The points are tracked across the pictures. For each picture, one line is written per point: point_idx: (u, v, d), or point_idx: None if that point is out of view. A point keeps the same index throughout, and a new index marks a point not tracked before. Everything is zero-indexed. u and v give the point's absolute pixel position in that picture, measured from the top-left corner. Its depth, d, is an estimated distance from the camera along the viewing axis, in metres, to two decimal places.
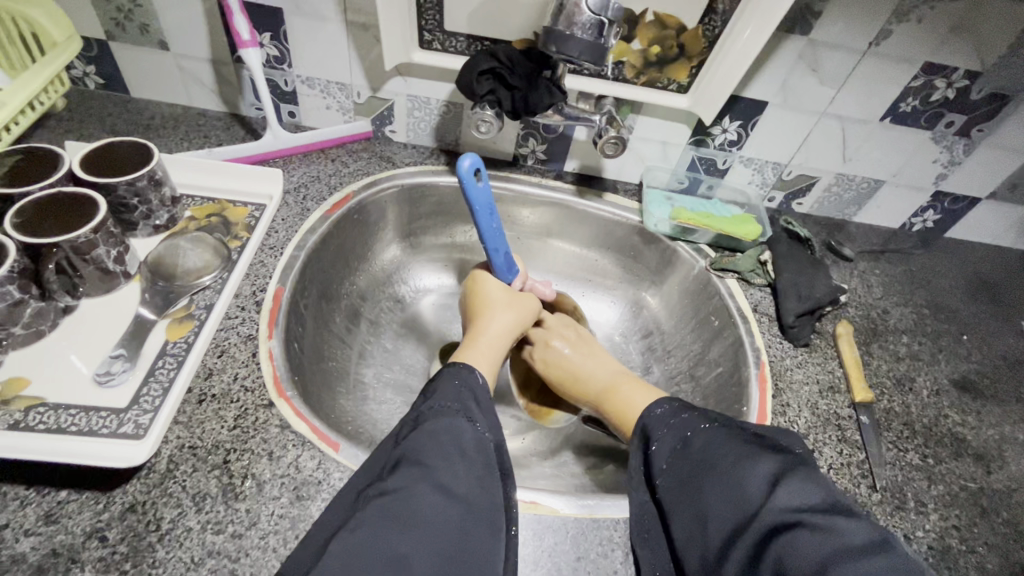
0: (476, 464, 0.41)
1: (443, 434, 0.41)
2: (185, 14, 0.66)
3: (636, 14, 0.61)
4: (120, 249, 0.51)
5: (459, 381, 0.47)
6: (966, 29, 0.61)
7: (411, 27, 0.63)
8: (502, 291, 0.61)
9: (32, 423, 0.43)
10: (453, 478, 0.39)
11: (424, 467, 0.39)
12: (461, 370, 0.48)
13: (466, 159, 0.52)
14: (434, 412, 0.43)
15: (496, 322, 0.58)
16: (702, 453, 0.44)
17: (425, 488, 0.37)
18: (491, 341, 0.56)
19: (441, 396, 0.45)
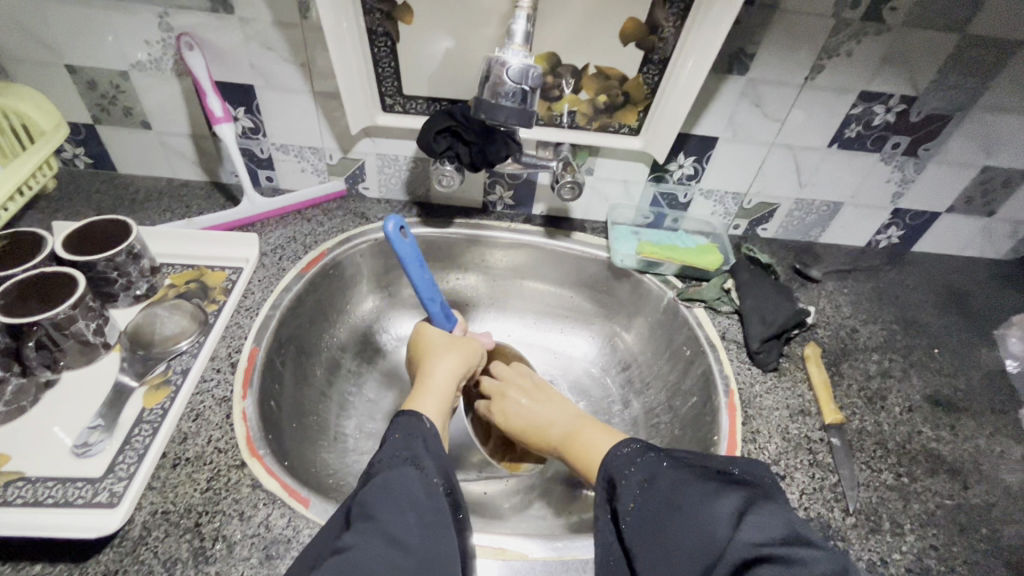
0: (427, 513, 0.42)
1: (394, 486, 0.43)
2: (164, 96, 0.70)
3: (580, 68, 0.65)
4: (99, 321, 0.54)
5: (408, 429, 0.48)
6: (894, 58, 0.64)
7: (373, 93, 0.67)
8: (445, 338, 0.64)
9: (11, 498, 0.45)
10: (404, 530, 0.40)
11: (374, 521, 0.40)
12: (410, 418, 0.49)
13: (389, 221, 0.63)
14: (384, 465, 0.45)
15: (441, 368, 0.60)
16: (665, 491, 0.43)
17: (375, 542, 0.38)
18: (437, 387, 0.58)
19: (391, 445, 0.47)
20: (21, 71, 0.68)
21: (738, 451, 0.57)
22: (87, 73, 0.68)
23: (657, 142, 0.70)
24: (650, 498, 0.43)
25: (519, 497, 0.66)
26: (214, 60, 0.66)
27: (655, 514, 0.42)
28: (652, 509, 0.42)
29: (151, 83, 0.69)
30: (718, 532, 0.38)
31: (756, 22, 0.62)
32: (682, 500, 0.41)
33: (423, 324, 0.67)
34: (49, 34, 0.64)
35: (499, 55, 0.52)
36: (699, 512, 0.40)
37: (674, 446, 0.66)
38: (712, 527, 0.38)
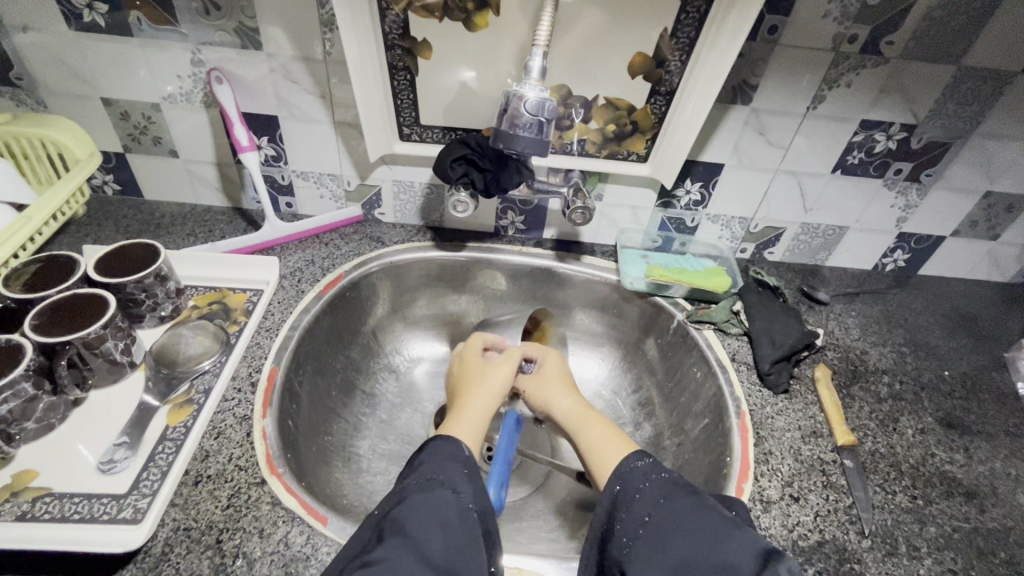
0: (459, 534, 0.42)
1: (428, 506, 0.43)
2: (193, 126, 0.74)
3: (589, 99, 0.68)
4: (126, 341, 0.56)
5: (439, 455, 0.48)
6: (894, 88, 0.67)
7: (391, 123, 0.70)
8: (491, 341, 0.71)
9: (38, 513, 0.46)
10: (435, 549, 0.41)
11: (406, 539, 0.41)
12: (444, 445, 0.49)
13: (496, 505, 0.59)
14: (420, 485, 0.45)
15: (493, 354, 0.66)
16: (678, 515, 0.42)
17: (406, 559, 0.39)
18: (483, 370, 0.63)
19: (425, 469, 0.47)
20: (59, 104, 0.71)
21: (751, 472, 0.57)
22: (121, 105, 0.72)
23: (664, 169, 0.72)
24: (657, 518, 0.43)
25: (531, 519, 0.66)
26: (242, 93, 0.70)
27: (665, 535, 0.41)
28: (666, 534, 0.41)
29: (181, 114, 0.73)
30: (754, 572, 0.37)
31: (759, 55, 0.64)
32: (696, 531, 0.41)
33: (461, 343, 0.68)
34: (88, 69, 0.68)
35: (516, 88, 0.54)
36: (727, 552, 0.39)
37: (686, 468, 0.66)
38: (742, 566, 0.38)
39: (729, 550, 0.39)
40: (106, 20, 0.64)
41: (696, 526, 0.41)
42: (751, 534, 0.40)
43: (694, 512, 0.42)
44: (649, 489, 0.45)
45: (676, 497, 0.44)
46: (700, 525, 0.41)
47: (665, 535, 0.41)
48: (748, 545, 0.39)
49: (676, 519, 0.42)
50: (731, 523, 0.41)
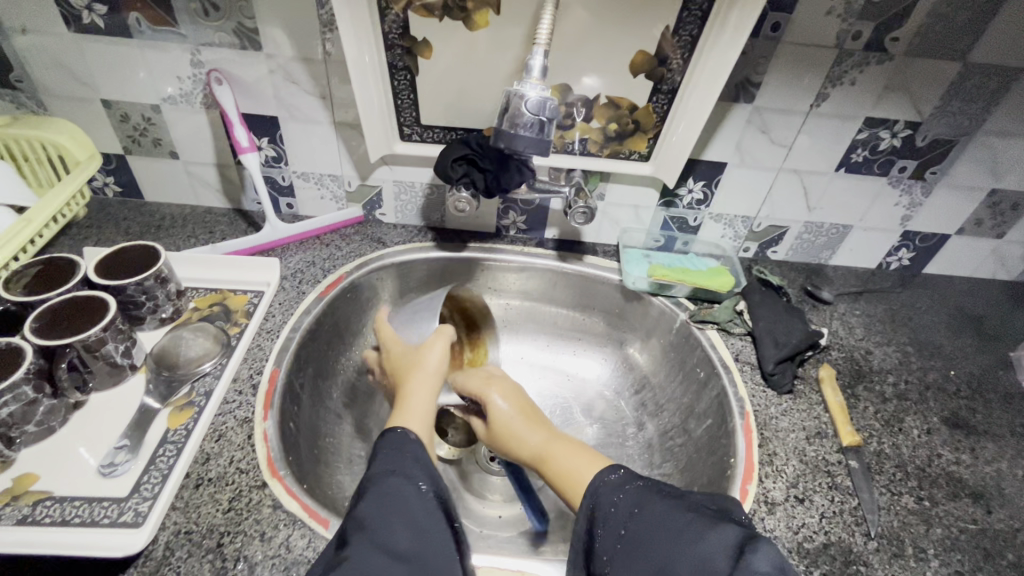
0: (420, 523, 0.42)
1: (388, 497, 0.43)
2: (193, 127, 0.74)
3: (591, 98, 0.67)
4: (127, 344, 0.56)
5: (392, 446, 0.48)
6: (898, 86, 0.66)
7: (392, 124, 0.70)
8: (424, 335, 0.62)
9: (38, 517, 0.46)
10: (399, 539, 0.41)
11: (370, 532, 0.41)
12: (400, 436, 0.49)
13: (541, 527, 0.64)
14: (381, 476, 0.45)
15: (432, 365, 0.59)
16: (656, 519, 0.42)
17: (370, 552, 0.39)
18: (416, 394, 0.56)
19: (384, 459, 0.47)
20: (59, 106, 0.71)
21: (755, 474, 0.57)
22: (121, 106, 0.71)
23: (666, 168, 0.72)
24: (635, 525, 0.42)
25: (534, 520, 0.66)
26: (242, 94, 0.70)
27: (643, 543, 0.41)
28: (643, 543, 0.41)
29: (181, 116, 0.72)
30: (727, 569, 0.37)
31: (762, 53, 0.64)
32: (671, 534, 0.40)
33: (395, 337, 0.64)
34: (88, 71, 0.68)
35: (517, 87, 0.53)
36: (698, 550, 0.38)
37: (690, 469, 0.65)
38: (714, 563, 0.37)
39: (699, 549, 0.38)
40: (105, 21, 0.63)
41: (670, 530, 0.40)
42: (722, 527, 0.39)
43: (666, 517, 0.41)
44: (623, 500, 0.45)
45: (649, 503, 0.43)
46: (675, 529, 0.40)
47: (642, 545, 0.41)
48: (719, 540, 0.38)
49: (655, 528, 0.41)
50: (699, 521, 0.40)
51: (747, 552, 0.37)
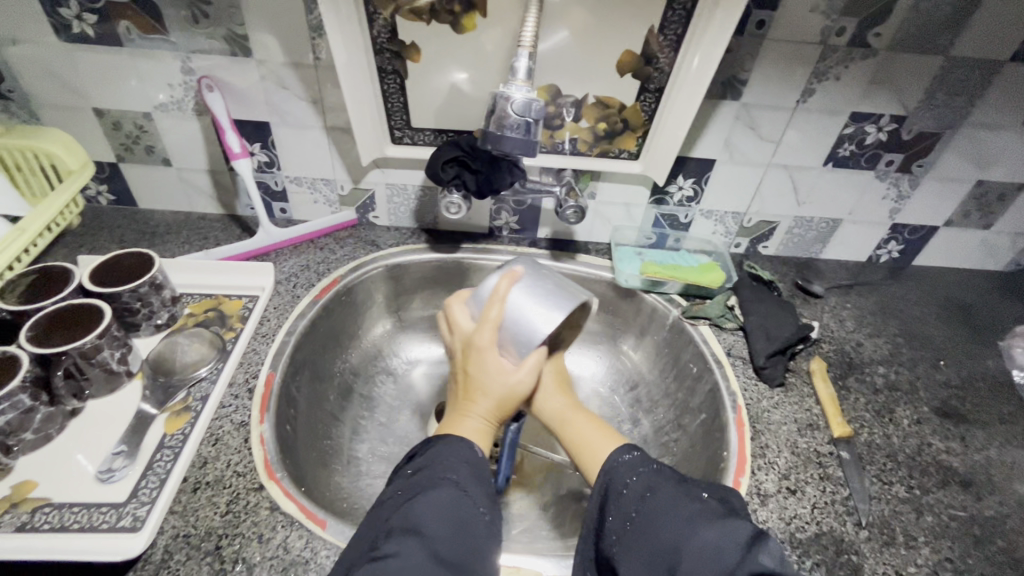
0: (468, 535, 0.42)
1: (443, 504, 0.43)
2: (185, 134, 0.74)
3: (579, 98, 0.68)
4: (123, 350, 0.56)
5: (452, 455, 0.48)
6: (883, 80, 0.67)
7: (382, 127, 0.70)
8: (524, 333, 0.52)
9: (38, 523, 0.46)
10: (446, 547, 0.41)
11: (419, 535, 0.41)
12: (455, 445, 0.49)
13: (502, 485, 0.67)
14: (427, 483, 0.45)
15: (515, 376, 0.52)
16: (664, 502, 0.42)
17: (416, 553, 0.39)
18: (484, 406, 0.52)
19: (433, 467, 0.46)
20: (51, 116, 0.72)
21: (747, 466, 0.57)
22: (113, 115, 0.72)
23: (656, 167, 0.72)
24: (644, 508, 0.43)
25: (531, 518, 0.66)
26: (234, 100, 0.70)
27: (652, 527, 0.41)
28: (649, 524, 0.42)
29: (173, 123, 0.73)
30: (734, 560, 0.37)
31: (747, 50, 0.65)
32: (679, 517, 0.41)
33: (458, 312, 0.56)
34: (79, 80, 0.68)
35: (504, 89, 0.54)
36: (704, 537, 0.39)
37: (684, 464, 0.66)
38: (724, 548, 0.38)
39: (708, 536, 0.39)
40: (95, 30, 0.64)
41: (678, 514, 0.41)
42: (736, 520, 0.40)
43: (675, 504, 0.42)
44: (635, 482, 0.45)
45: (660, 488, 0.44)
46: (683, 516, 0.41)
47: (650, 526, 0.42)
48: (731, 530, 0.39)
49: (662, 514, 0.42)
50: (714, 511, 0.41)
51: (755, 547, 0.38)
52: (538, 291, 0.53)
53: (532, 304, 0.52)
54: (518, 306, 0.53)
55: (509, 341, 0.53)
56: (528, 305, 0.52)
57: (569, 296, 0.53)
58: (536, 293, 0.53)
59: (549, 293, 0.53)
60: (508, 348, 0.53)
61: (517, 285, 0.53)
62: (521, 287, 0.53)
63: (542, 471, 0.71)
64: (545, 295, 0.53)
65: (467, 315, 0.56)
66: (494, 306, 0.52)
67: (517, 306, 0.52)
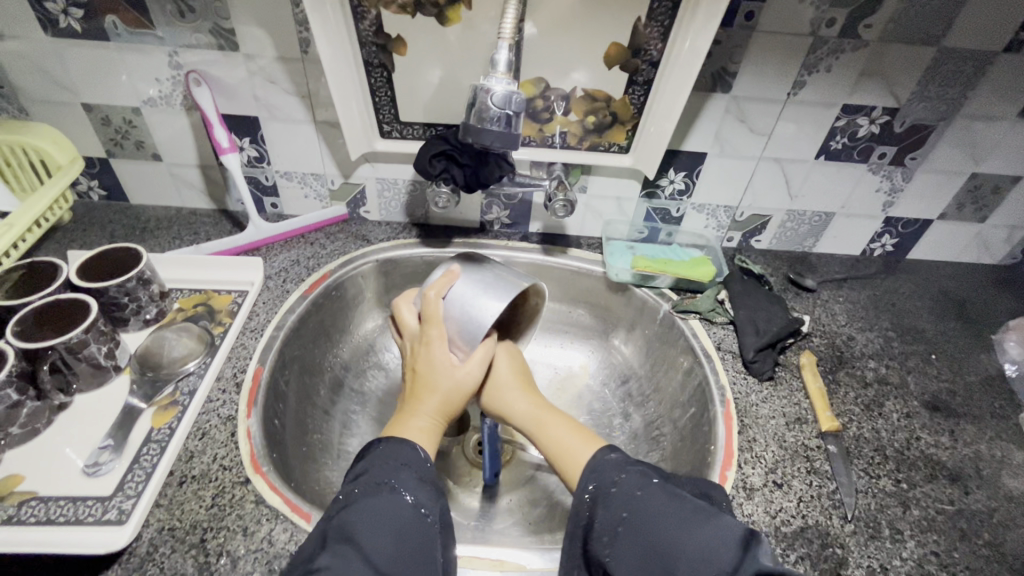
0: (409, 540, 0.42)
1: (383, 512, 0.43)
2: (175, 129, 0.74)
3: (567, 91, 0.67)
4: (110, 345, 0.56)
5: (392, 459, 0.48)
6: (875, 72, 0.66)
7: (371, 121, 0.70)
8: (467, 326, 0.53)
9: (24, 517, 0.46)
10: (384, 555, 0.41)
11: (359, 545, 0.40)
12: (398, 447, 0.48)
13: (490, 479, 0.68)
14: (366, 489, 0.45)
15: (462, 369, 0.53)
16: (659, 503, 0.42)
17: (357, 565, 0.39)
18: (431, 403, 0.52)
19: (373, 472, 0.46)
20: (40, 111, 0.72)
21: (735, 460, 0.57)
22: (102, 110, 0.72)
23: (645, 159, 0.72)
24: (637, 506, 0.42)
25: (520, 511, 0.67)
26: (222, 95, 0.70)
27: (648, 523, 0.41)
28: (643, 526, 0.41)
29: (162, 118, 0.73)
30: (732, 560, 0.37)
31: (737, 42, 0.64)
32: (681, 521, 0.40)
33: (403, 311, 0.57)
34: (67, 75, 0.68)
35: (483, 82, 0.53)
36: (702, 537, 0.39)
37: (673, 458, 0.66)
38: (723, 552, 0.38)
39: (705, 534, 0.39)
40: (82, 25, 0.64)
41: (672, 515, 0.41)
42: (724, 519, 0.40)
43: (669, 505, 0.42)
44: (622, 482, 0.44)
45: (649, 489, 0.43)
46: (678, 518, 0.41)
47: (642, 527, 0.41)
48: (723, 530, 0.39)
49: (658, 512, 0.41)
50: (706, 509, 0.41)
51: (749, 546, 0.38)
52: (479, 285, 0.55)
53: (473, 297, 0.53)
54: (459, 303, 0.54)
55: (456, 336, 0.53)
56: (468, 300, 0.53)
57: (508, 286, 0.55)
58: (476, 288, 0.54)
59: (490, 286, 0.55)
60: (455, 343, 0.54)
61: (456, 284, 0.54)
62: (461, 285, 0.54)
63: (531, 465, 0.71)
64: (485, 287, 0.54)
65: (412, 314, 0.57)
66: (433, 305, 0.53)
67: (458, 302, 0.54)
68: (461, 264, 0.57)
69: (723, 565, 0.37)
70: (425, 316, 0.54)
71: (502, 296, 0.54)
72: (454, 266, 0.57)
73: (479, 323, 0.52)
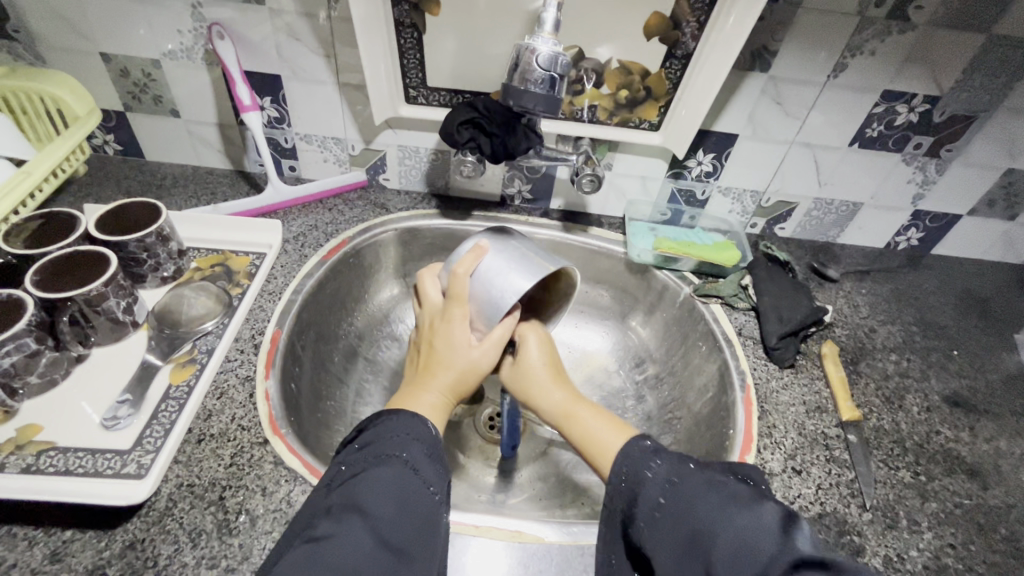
0: (414, 515, 0.40)
1: (390, 484, 0.41)
2: (194, 85, 0.72)
3: (602, 62, 0.65)
4: (129, 300, 0.56)
5: (401, 431, 0.45)
6: (920, 57, 0.64)
7: (397, 85, 0.68)
8: (491, 305, 0.51)
9: (43, 466, 0.46)
10: (389, 528, 0.39)
11: (362, 515, 0.39)
12: (411, 421, 0.46)
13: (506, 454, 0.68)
14: (373, 461, 0.42)
15: (479, 349, 0.52)
16: (694, 488, 0.39)
17: (360, 535, 0.37)
18: (444, 380, 0.51)
19: (381, 444, 0.44)
20: (58, 58, 0.70)
21: (753, 445, 0.57)
22: (121, 61, 0.70)
23: (676, 139, 0.70)
24: (673, 493, 0.40)
25: (532, 487, 0.67)
26: (245, 51, 0.68)
27: (686, 509, 0.38)
28: (685, 507, 0.38)
29: (181, 73, 0.71)
30: (772, 549, 0.34)
31: (780, 19, 0.62)
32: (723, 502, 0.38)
33: (426, 285, 0.56)
34: (86, 22, 0.66)
35: (529, 42, 0.52)
36: (743, 520, 0.36)
37: (688, 441, 0.66)
38: (761, 538, 0.35)
39: (746, 518, 0.36)
40: None
41: (707, 499, 0.38)
42: (765, 502, 0.37)
43: (704, 494, 0.38)
44: (663, 473, 0.42)
45: (689, 477, 0.40)
46: (718, 504, 0.38)
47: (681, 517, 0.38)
48: (763, 516, 0.36)
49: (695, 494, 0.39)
50: (746, 495, 0.38)
51: (791, 528, 0.35)
52: (506, 262, 0.53)
53: (501, 274, 0.52)
54: (485, 279, 0.52)
55: (478, 315, 0.52)
56: (493, 276, 0.52)
57: (537, 265, 0.53)
58: (503, 264, 0.52)
59: (518, 263, 0.53)
60: (476, 321, 0.53)
61: (482, 259, 0.53)
62: (489, 260, 0.53)
63: (544, 441, 0.71)
64: (513, 263, 0.52)
65: (436, 288, 0.55)
66: (459, 283, 0.51)
67: (484, 279, 0.52)
68: (489, 238, 0.55)
69: (757, 558, 0.34)
70: (449, 294, 0.52)
71: (530, 274, 0.52)
72: (480, 241, 0.55)
73: (502, 302, 0.51)
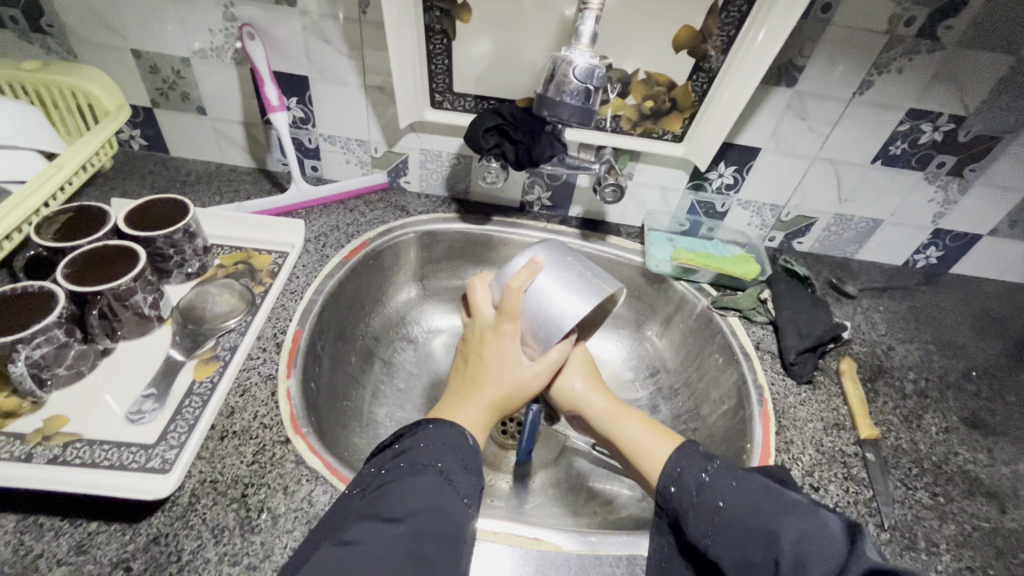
0: (445, 525, 0.40)
1: (421, 492, 0.42)
2: (222, 84, 0.73)
3: (629, 73, 0.66)
4: (155, 296, 0.56)
5: (437, 441, 0.46)
6: (947, 77, 0.64)
7: (423, 90, 0.69)
8: (547, 325, 0.51)
9: (70, 458, 0.46)
10: (421, 537, 0.39)
11: (393, 521, 0.39)
12: (451, 431, 0.47)
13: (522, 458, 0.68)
14: (406, 470, 0.43)
15: (528, 369, 0.52)
16: (756, 496, 0.42)
17: (389, 542, 0.38)
18: (491, 395, 0.52)
19: (417, 453, 0.45)
20: (90, 53, 0.71)
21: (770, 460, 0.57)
22: (151, 58, 0.71)
23: (699, 151, 0.70)
24: (736, 504, 0.42)
25: (545, 494, 0.67)
26: (274, 52, 0.69)
27: (746, 517, 0.41)
28: (740, 517, 0.41)
29: (210, 71, 0.72)
30: (841, 554, 0.37)
31: (809, 34, 0.62)
32: (781, 513, 0.40)
33: (477, 295, 0.56)
34: (120, 19, 0.67)
35: (566, 54, 0.53)
36: (809, 529, 0.39)
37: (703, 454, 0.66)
38: (831, 544, 0.37)
39: (809, 529, 0.39)
40: None
41: (768, 507, 0.41)
42: (829, 513, 0.40)
43: (772, 494, 0.42)
44: (705, 480, 0.45)
45: (745, 486, 0.43)
46: (777, 511, 0.41)
47: (737, 521, 0.41)
48: (826, 523, 0.39)
49: (754, 506, 0.42)
50: (805, 503, 0.41)
51: (857, 538, 0.37)
52: (562, 282, 0.53)
53: (556, 296, 0.52)
54: (539, 298, 0.52)
55: (530, 333, 0.53)
56: (550, 296, 0.52)
57: (594, 290, 0.53)
58: (560, 284, 0.52)
59: (574, 285, 0.53)
60: (528, 338, 0.53)
61: (538, 276, 0.52)
62: (544, 279, 0.53)
63: (557, 448, 0.71)
64: (570, 284, 0.53)
65: (486, 299, 0.55)
66: (513, 298, 0.51)
67: (540, 297, 0.52)
68: (545, 253, 0.55)
69: (830, 559, 0.37)
70: (502, 309, 0.52)
71: (587, 298, 0.52)
72: (535, 256, 0.54)
73: (557, 325, 0.51)
